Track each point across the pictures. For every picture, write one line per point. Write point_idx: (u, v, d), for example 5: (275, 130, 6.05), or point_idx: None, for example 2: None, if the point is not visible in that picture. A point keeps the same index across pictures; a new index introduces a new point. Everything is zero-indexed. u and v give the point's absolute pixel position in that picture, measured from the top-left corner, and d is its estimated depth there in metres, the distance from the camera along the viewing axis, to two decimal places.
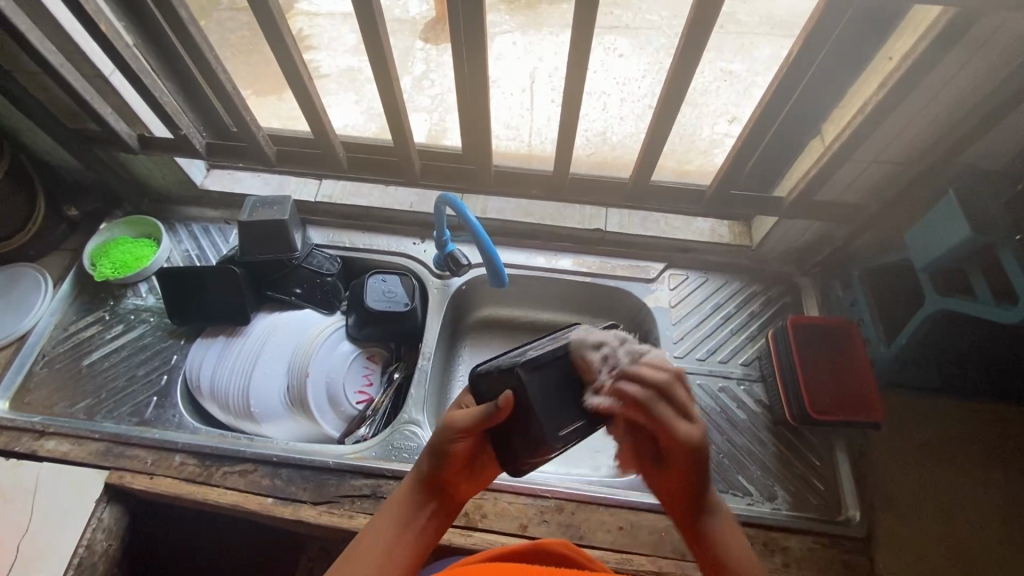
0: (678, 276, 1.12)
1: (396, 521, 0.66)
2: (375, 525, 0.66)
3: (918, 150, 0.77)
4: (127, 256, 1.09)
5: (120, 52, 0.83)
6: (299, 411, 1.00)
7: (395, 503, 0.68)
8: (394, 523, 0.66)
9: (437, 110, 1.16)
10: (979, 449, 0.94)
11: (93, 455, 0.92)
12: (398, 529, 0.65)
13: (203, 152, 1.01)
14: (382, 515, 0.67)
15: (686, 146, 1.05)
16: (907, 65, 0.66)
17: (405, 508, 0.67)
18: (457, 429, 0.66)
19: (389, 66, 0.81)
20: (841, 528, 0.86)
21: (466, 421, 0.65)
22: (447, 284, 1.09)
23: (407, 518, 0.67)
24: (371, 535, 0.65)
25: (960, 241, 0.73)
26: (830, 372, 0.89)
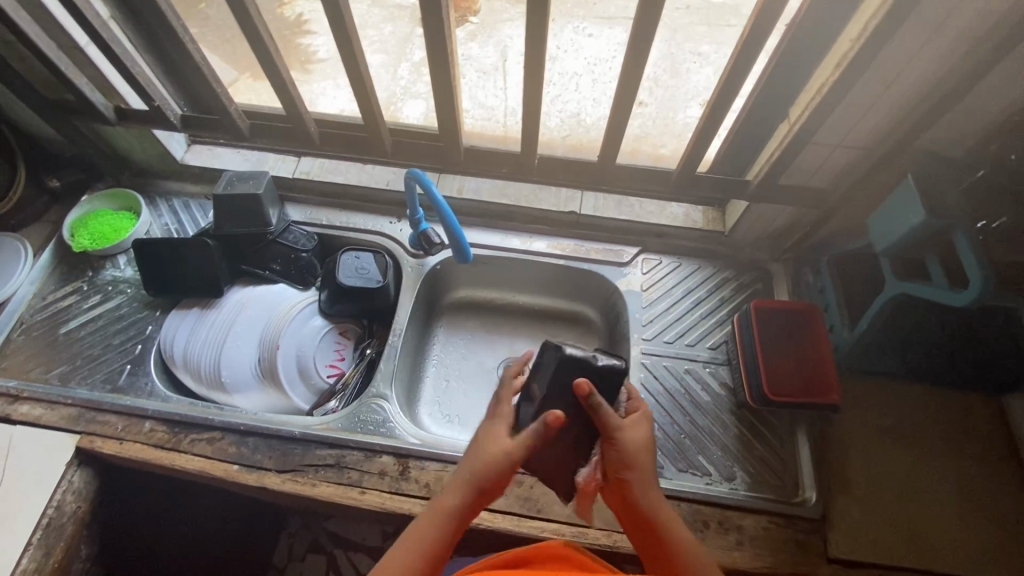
0: (651, 260, 1.12)
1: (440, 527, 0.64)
2: (418, 527, 0.64)
3: (878, 134, 0.77)
4: (105, 229, 1.11)
5: (92, 21, 0.84)
6: (270, 383, 1.01)
7: (439, 512, 0.65)
8: (438, 531, 0.64)
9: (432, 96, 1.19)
10: (942, 437, 0.95)
11: (66, 419, 0.94)
12: (441, 540, 0.64)
13: (178, 124, 1.01)
14: (427, 516, 0.65)
15: (660, 130, 1.05)
16: (862, 45, 0.66)
17: (447, 517, 0.65)
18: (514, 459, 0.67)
19: (355, 43, 0.81)
20: (795, 508, 0.88)
21: (519, 453, 0.67)
22: (422, 263, 1.11)
23: (447, 534, 0.64)
24: (412, 540, 0.63)
25: (915, 225, 0.73)
26: (791, 354, 0.90)
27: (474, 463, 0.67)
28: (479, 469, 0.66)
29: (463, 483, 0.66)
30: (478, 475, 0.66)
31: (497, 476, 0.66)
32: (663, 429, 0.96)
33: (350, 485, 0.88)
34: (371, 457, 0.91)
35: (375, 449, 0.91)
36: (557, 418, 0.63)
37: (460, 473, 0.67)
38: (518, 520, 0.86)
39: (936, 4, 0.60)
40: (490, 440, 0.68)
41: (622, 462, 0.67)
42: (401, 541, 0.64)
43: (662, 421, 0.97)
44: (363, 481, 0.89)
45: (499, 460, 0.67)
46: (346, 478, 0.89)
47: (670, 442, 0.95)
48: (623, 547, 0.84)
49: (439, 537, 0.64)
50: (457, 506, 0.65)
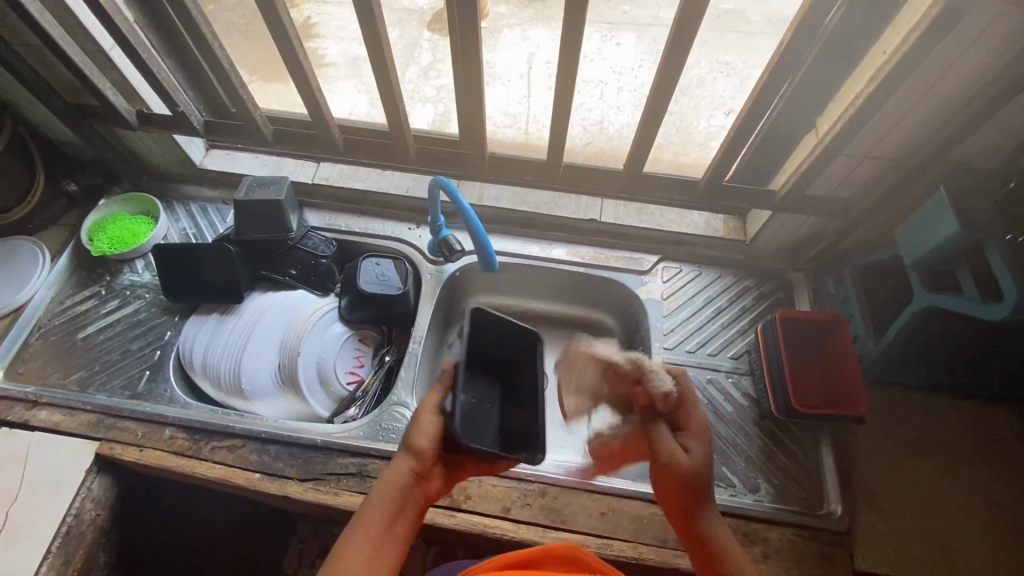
0: (671, 268, 1.12)
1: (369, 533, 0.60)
2: (374, 499, 0.63)
3: (909, 147, 0.77)
4: (124, 233, 1.10)
5: (119, 26, 0.83)
6: (290, 390, 1.00)
7: (387, 481, 0.64)
8: (393, 498, 0.63)
9: (441, 100, 1.17)
10: (966, 449, 0.94)
11: (84, 426, 0.94)
12: (397, 509, 0.63)
13: (201, 129, 1.01)
14: (381, 485, 0.64)
15: (683, 138, 1.04)
16: (899, 58, 0.66)
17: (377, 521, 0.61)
18: (433, 412, 0.66)
19: (385, 50, 0.81)
20: (821, 521, 0.87)
21: (434, 403, 0.67)
22: (441, 270, 1.10)
23: (402, 503, 0.63)
24: (370, 513, 0.62)
25: (947, 237, 0.73)
26: (817, 366, 0.90)
27: (409, 431, 0.66)
28: (410, 431, 0.66)
29: (403, 448, 0.66)
30: (410, 436, 0.66)
31: (424, 436, 0.65)
32: None
33: None
34: None
35: None
36: (451, 363, 0.67)
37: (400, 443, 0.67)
38: (542, 530, 0.86)
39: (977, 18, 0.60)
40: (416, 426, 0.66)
41: (686, 480, 0.66)
42: (360, 514, 0.63)
43: None
44: None
45: (422, 416, 0.66)
46: (368, 488, 0.88)
47: None
48: (649, 560, 0.83)
49: (392, 505, 0.63)
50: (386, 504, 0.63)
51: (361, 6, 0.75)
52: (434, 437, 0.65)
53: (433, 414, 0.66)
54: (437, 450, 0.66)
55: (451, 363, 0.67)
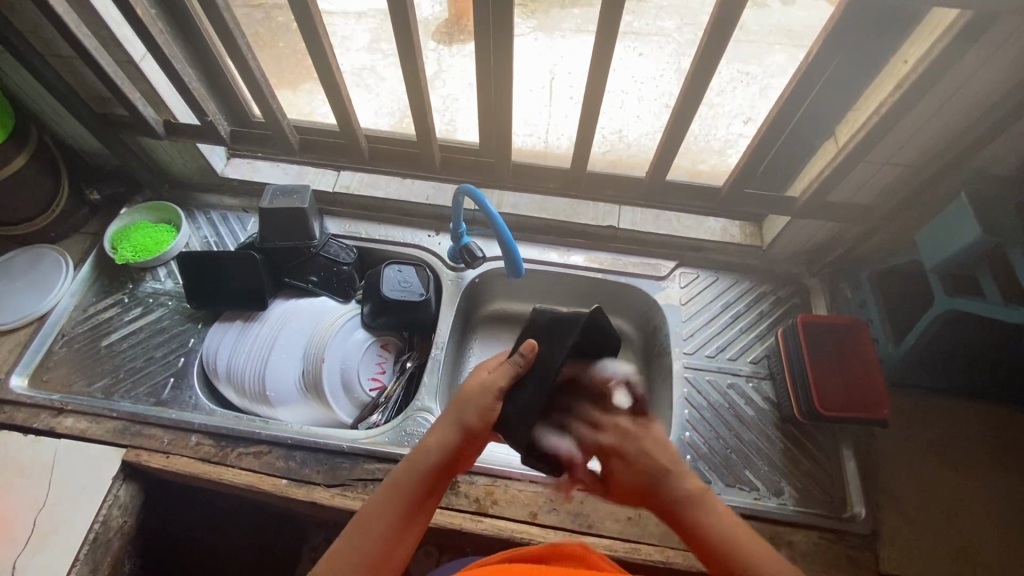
0: (688, 274, 1.13)
1: (405, 500, 0.62)
2: (406, 465, 0.65)
3: (930, 153, 0.79)
4: (147, 241, 1.11)
5: (154, 38, 0.85)
6: (314, 396, 1.01)
7: (424, 451, 0.65)
8: (428, 466, 0.64)
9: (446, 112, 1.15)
10: (986, 451, 0.95)
11: (111, 433, 0.94)
12: (428, 476, 0.64)
13: (227, 139, 1.03)
14: (418, 451, 0.65)
15: (700, 146, 1.07)
16: (924, 67, 0.67)
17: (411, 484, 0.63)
18: (494, 394, 0.65)
19: (416, 59, 0.82)
20: (846, 523, 0.87)
21: (499, 385, 0.65)
22: (461, 276, 1.11)
23: (435, 472, 0.64)
24: (399, 475, 0.64)
25: (971, 242, 0.74)
26: (839, 370, 0.91)
27: (457, 402, 0.67)
28: (461, 403, 0.67)
29: (448, 420, 0.66)
30: (460, 409, 0.66)
31: (476, 409, 0.65)
32: (708, 443, 0.96)
33: None
34: None
35: None
36: (532, 346, 0.65)
37: (444, 415, 0.67)
38: (569, 535, 0.86)
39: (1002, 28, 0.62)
40: (467, 394, 0.66)
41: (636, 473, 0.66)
42: (391, 479, 0.64)
43: (707, 435, 0.97)
44: None
45: (483, 394, 0.65)
46: None
47: (716, 456, 0.95)
48: (676, 563, 0.83)
49: (422, 474, 0.64)
50: (423, 472, 0.64)
51: (396, 15, 0.76)
52: (484, 413, 0.65)
53: (492, 393, 0.65)
54: (483, 426, 0.65)
55: (531, 344, 0.65)
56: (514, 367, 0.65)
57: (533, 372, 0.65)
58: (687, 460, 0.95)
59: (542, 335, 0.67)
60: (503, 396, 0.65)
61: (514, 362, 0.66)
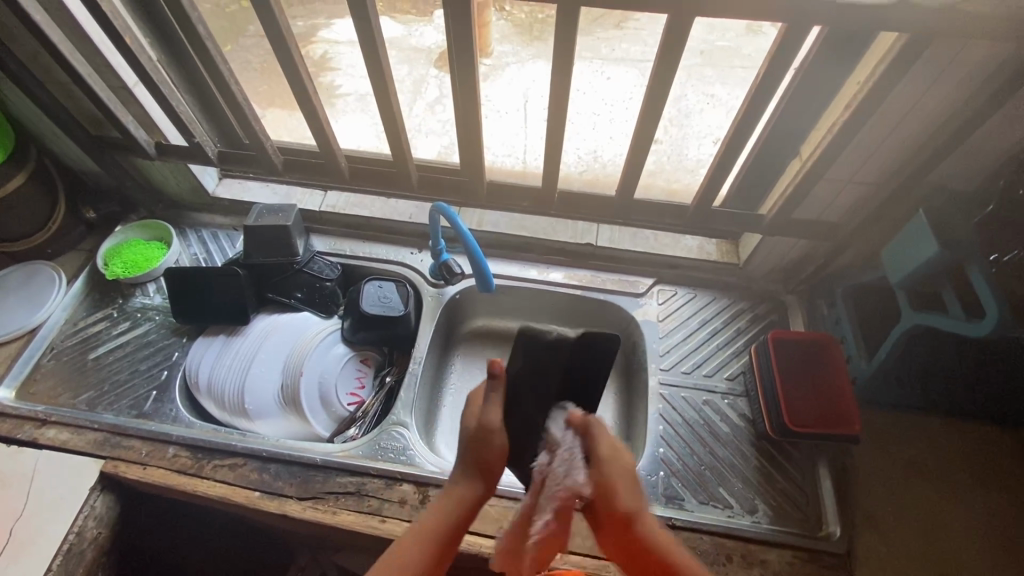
0: (666, 291, 1.14)
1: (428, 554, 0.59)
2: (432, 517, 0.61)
3: (889, 171, 0.81)
4: (137, 257, 1.15)
5: (143, 64, 0.89)
6: (292, 410, 1.02)
7: (451, 502, 0.62)
8: (455, 517, 0.62)
9: (446, 134, 1.23)
10: (964, 471, 0.94)
11: (91, 444, 0.96)
12: (455, 526, 0.61)
13: (215, 160, 1.07)
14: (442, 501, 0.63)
15: (674, 165, 1.09)
16: (870, 88, 0.69)
17: (431, 537, 0.60)
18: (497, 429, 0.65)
19: (388, 85, 0.86)
20: (820, 542, 0.86)
21: (498, 423, 0.65)
22: (441, 293, 1.13)
23: (461, 521, 0.62)
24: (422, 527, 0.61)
25: (929, 257, 0.75)
26: (810, 386, 0.91)
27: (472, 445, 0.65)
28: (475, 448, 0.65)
29: (470, 467, 0.65)
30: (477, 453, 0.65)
31: (494, 452, 0.65)
32: (682, 460, 0.96)
33: (370, 513, 0.89)
34: (392, 485, 0.91)
35: (395, 477, 0.92)
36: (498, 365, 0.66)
37: (463, 462, 0.65)
38: None
39: (941, 51, 0.64)
40: (486, 432, 0.65)
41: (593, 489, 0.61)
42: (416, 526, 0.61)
43: (681, 452, 0.97)
44: (383, 509, 0.89)
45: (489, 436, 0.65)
46: (366, 506, 0.89)
47: (690, 473, 0.95)
48: None
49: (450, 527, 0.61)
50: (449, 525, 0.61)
51: (366, 44, 0.80)
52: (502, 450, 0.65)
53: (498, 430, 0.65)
54: (501, 463, 0.66)
55: (499, 363, 0.66)
56: (494, 392, 0.67)
57: (514, 387, 0.69)
58: (661, 476, 0.94)
59: (529, 363, 0.69)
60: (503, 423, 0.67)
61: (489, 381, 0.67)
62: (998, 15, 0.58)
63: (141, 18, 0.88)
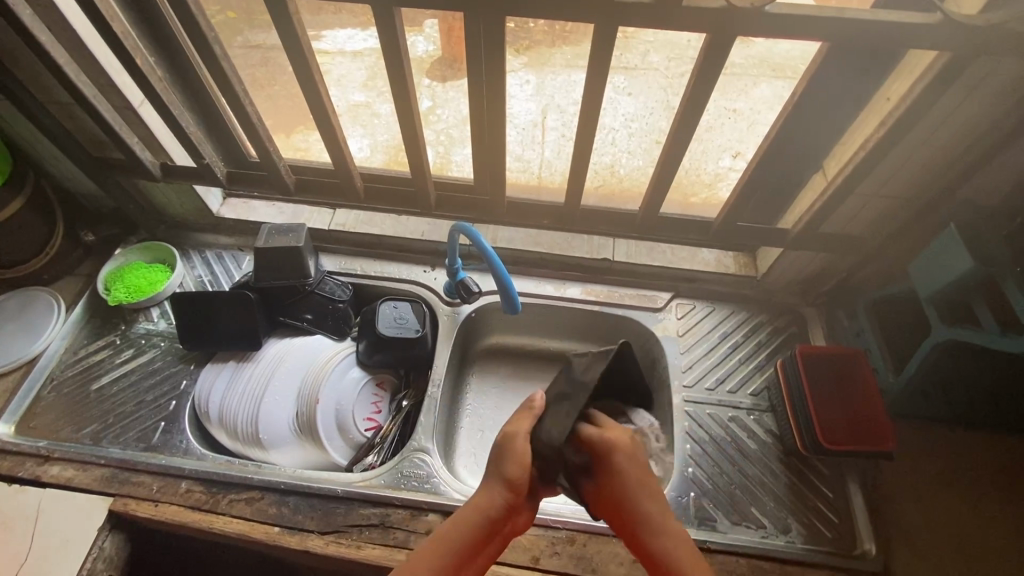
0: (685, 305, 1.13)
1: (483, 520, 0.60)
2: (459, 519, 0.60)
3: (918, 185, 0.81)
4: (140, 281, 1.10)
5: (152, 84, 0.86)
6: (308, 438, 0.99)
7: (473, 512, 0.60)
8: (474, 527, 0.59)
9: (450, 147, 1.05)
10: (990, 481, 0.94)
11: (98, 481, 0.91)
12: (468, 538, 0.59)
13: (223, 180, 1.03)
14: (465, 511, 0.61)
15: (693, 179, 1.07)
16: (906, 104, 0.69)
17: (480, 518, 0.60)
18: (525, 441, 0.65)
19: (411, 103, 0.83)
20: (856, 562, 0.85)
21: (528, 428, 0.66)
22: (457, 311, 1.11)
23: (483, 530, 0.60)
24: (441, 546, 0.58)
25: (964, 272, 0.75)
26: (841, 403, 0.90)
27: (496, 460, 0.64)
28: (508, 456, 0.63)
29: (492, 479, 0.63)
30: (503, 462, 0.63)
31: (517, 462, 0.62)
32: (712, 479, 0.94)
33: (396, 546, 0.85)
34: (418, 515, 0.88)
35: (420, 507, 0.88)
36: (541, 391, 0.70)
37: (487, 475, 0.64)
38: None
39: (978, 69, 0.65)
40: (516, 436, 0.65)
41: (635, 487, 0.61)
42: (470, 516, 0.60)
43: (710, 471, 0.95)
44: (409, 541, 0.86)
45: (514, 443, 0.64)
46: (392, 539, 0.86)
47: (720, 492, 0.93)
48: None
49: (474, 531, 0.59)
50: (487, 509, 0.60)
51: (391, 64, 0.78)
52: (526, 464, 0.62)
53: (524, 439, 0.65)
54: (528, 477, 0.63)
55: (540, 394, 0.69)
56: (525, 410, 0.68)
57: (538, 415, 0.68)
58: (692, 497, 0.93)
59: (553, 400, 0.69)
60: (532, 437, 0.66)
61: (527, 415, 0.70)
62: None
63: (149, 38, 0.85)
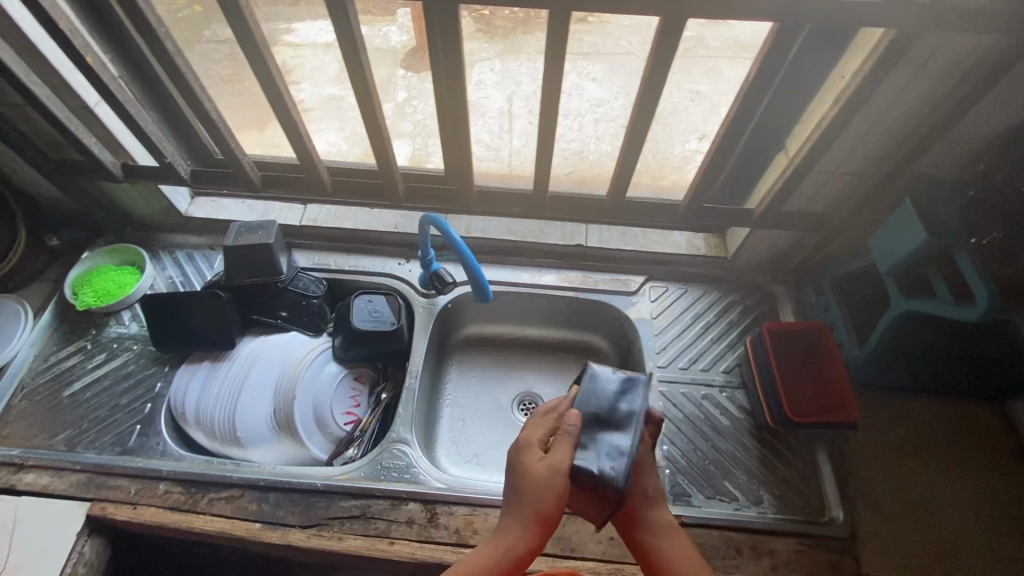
0: (658, 287, 1.15)
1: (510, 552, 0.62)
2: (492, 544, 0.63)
3: (874, 162, 0.83)
4: (109, 285, 1.09)
5: (106, 83, 0.84)
6: (287, 434, 0.99)
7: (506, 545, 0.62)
8: (504, 564, 0.62)
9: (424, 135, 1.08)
10: (953, 447, 0.98)
11: (74, 486, 0.91)
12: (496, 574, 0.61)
13: (188, 178, 1.01)
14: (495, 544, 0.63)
15: (661, 163, 1.08)
16: (857, 83, 0.70)
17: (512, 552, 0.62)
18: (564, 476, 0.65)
19: (372, 95, 0.83)
20: (825, 528, 0.89)
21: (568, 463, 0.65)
22: (433, 302, 1.11)
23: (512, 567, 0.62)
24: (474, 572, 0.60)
25: (918, 244, 0.77)
26: (807, 378, 0.92)
27: (532, 494, 0.64)
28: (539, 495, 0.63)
29: (525, 517, 0.63)
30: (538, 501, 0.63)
31: (551, 498, 0.63)
32: (686, 456, 0.97)
33: (378, 536, 0.86)
34: (398, 505, 0.89)
35: (401, 496, 0.90)
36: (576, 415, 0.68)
37: (519, 510, 0.63)
38: (551, 560, 0.85)
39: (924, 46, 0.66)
40: (552, 468, 0.65)
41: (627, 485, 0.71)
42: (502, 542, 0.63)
43: (685, 448, 0.98)
44: (391, 530, 0.87)
45: (557, 479, 0.64)
46: (373, 529, 0.87)
47: (694, 469, 0.96)
48: None
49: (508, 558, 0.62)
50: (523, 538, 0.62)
51: (348, 55, 0.77)
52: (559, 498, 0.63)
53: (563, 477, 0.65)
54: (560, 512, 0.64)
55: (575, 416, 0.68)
56: (565, 436, 0.67)
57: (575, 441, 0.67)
58: (667, 474, 0.95)
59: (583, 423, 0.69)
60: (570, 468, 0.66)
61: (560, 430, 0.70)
62: (979, 10, 0.59)
63: (101, 36, 0.83)
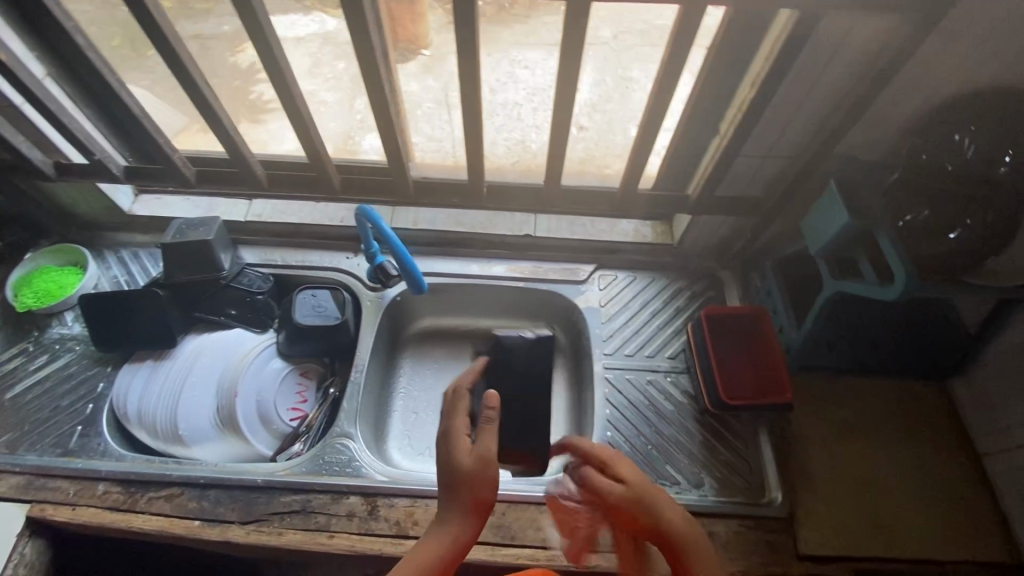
0: (607, 275, 1.15)
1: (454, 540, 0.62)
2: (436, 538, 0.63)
3: (801, 145, 0.83)
4: (50, 286, 1.08)
5: (24, 80, 0.83)
6: (230, 431, 0.98)
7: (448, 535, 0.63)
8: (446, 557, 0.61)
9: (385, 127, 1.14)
10: (895, 428, 0.99)
11: (13, 489, 0.90)
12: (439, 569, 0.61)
13: (122, 176, 1.00)
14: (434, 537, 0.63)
15: (604, 151, 1.08)
16: (770, 65, 0.71)
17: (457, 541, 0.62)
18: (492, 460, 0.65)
19: (293, 88, 0.82)
20: (763, 509, 0.90)
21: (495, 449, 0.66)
22: (381, 296, 1.10)
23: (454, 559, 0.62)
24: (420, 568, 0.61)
25: (842, 226, 0.77)
26: (745, 361, 0.95)
27: (460, 483, 0.64)
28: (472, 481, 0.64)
29: (460, 504, 0.64)
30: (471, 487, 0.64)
31: (486, 485, 0.65)
32: (630, 442, 0.98)
33: (318, 530, 0.87)
34: (339, 499, 0.89)
35: (343, 490, 0.90)
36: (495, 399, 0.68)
37: (452, 497, 0.64)
38: (491, 549, 0.86)
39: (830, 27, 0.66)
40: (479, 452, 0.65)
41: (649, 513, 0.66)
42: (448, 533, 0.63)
43: (630, 435, 0.98)
44: (331, 524, 0.87)
45: (486, 467, 0.65)
46: (314, 523, 0.87)
47: (638, 454, 0.96)
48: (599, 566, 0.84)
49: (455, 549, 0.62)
50: (463, 526, 0.63)
51: (261, 45, 0.76)
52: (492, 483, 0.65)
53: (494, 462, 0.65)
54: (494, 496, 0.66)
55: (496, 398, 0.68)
56: (489, 422, 0.67)
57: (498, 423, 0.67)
58: None
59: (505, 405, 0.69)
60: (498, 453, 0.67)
61: (481, 415, 0.69)
62: None
63: (16, 32, 0.81)
